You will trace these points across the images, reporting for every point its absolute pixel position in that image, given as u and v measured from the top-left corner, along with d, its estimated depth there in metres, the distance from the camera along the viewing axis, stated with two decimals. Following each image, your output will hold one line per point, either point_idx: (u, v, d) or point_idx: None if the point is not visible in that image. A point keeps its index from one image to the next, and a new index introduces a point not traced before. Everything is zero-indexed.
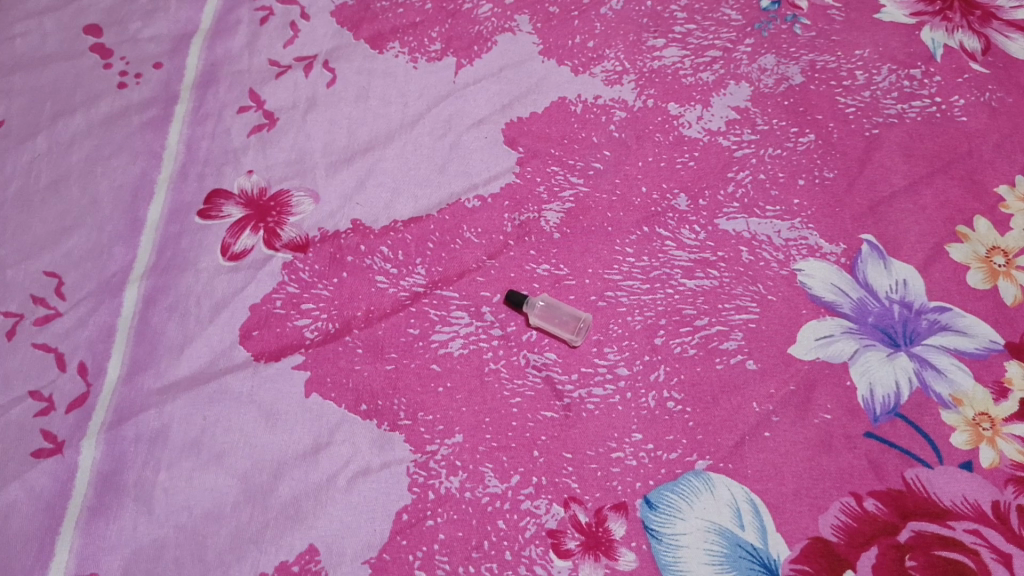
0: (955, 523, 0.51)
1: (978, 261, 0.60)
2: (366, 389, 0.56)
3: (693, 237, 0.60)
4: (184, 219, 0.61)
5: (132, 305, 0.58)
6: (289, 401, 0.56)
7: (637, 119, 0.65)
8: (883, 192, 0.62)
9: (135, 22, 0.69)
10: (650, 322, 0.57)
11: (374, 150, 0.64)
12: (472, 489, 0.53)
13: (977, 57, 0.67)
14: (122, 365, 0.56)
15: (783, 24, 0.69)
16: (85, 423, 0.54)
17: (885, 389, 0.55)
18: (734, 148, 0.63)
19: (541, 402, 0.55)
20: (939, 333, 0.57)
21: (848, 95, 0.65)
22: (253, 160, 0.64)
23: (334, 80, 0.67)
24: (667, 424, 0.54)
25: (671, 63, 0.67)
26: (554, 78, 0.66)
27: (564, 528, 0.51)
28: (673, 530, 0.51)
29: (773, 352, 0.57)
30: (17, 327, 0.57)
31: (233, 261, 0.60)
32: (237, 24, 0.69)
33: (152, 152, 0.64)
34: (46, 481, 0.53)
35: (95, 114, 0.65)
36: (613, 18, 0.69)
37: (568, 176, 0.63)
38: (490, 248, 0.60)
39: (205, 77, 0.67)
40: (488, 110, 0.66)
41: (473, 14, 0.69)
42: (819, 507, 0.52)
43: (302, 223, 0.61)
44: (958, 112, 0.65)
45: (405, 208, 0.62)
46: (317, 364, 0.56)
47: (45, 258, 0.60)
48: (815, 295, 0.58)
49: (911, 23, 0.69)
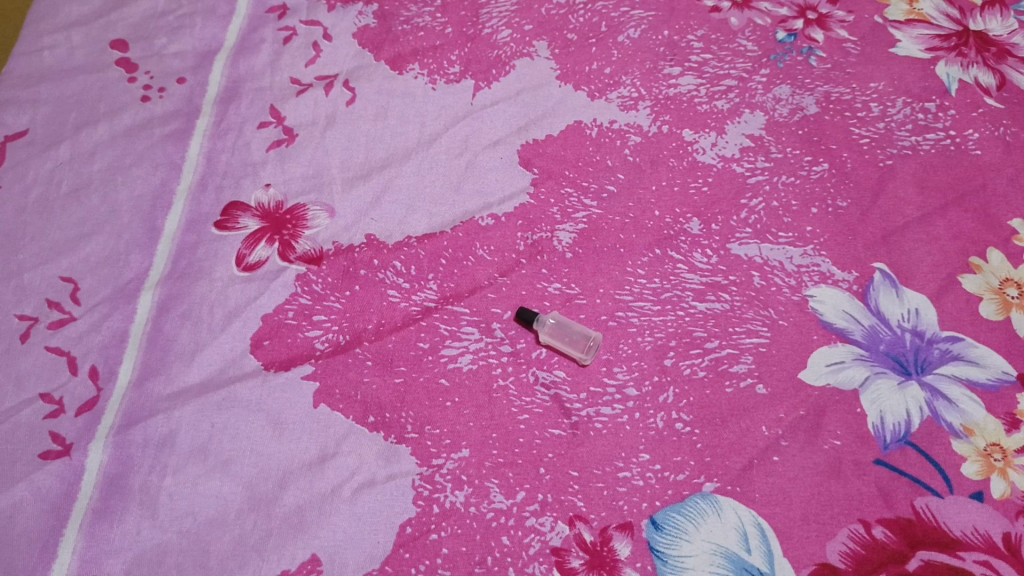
0: (965, 553, 0.51)
1: (992, 292, 0.59)
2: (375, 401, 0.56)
3: (705, 260, 0.60)
4: (202, 229, 0.63)
5: (146, 311, 0.59)
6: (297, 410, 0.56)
7: (651, 144, 0.65)
8: (896, 222, 0.62)
9: (161, 38, 0.71)
10: (660, 343, 0.57)
11: (390, 167, 0.65)
12: (477, 504, 0.52)
13: (992, 92, 0.68)
14: (134, 369, 0.57)
15: (798, 55, 0.70)
16: (94, 426, 0.55)
17: (896, 417, 0.55)
18: (747, 174, 0.64)
19: (548, 420, 0.55)
20: (951, 363, 0.57)
21: (862, 126, 0.66)
22: (271, 174, 0.65)
23: (354, 99, 0.68)
24: (675, 446, 0.54)
25: (687, 91, 0.68)
26: (570, 103, 0.68)
27: (568, 546, 0.51)
28: (679, 551, 0.51)
29: (782, 376, 0.56)
30: (31, 329, 0.58)
31: (247, 271, 0.61)
32: (260, 42, 0.71)
33: (173, 163, 0.65)
34: (52, 483, 0.53)
35: (118, 125, 0.67)
36: (630, 46, 0.71)
37: (582, 199, 0.63)
38: (503, 265, 0.61)
39: (228, 93, 0.69)
40: (504, 131, 0.67)
41: (494, 38, 0.71)
42: (827, 533, 0.51)
43: (317, 236, 0.62)
44: (972, 146, 0.65)
45: (419, 224, 0.63)
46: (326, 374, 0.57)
47: (62, 263, 0.61)
48: (826, 321, 0.58)
49: (926, 58, 0.70)
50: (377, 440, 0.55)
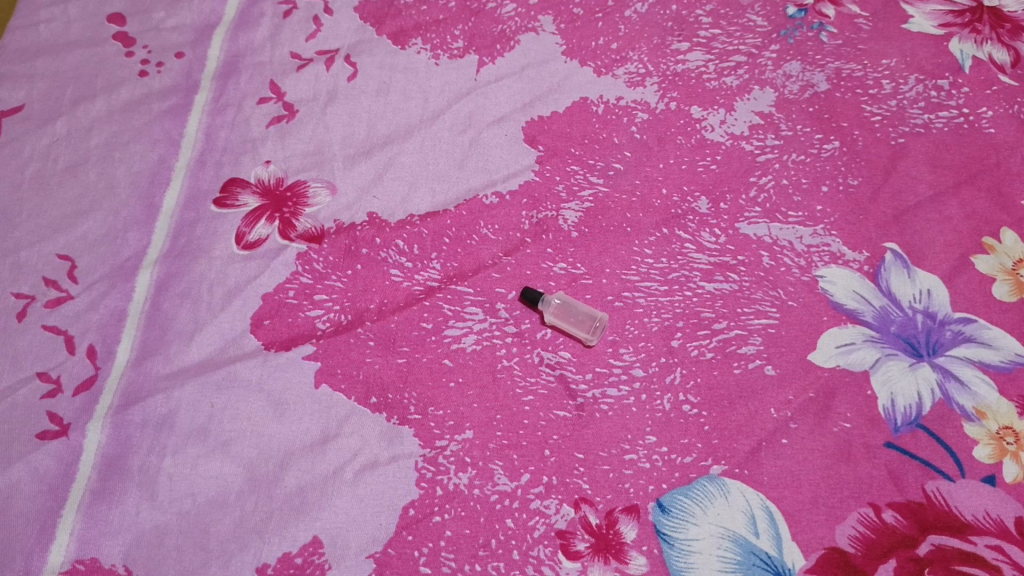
0: (977, 538, 0.50)
1: (1005, 273, 0.58)
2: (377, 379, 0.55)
3: (713, 240, 0.59)
4: (200, 207, 0.61)
5: (143, 290, 0.58)
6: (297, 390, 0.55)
7: (658, 121, 0.64)
8: (908, 201, 0.61)
9: (159, 12, 0.69)
10: (667, 323, 0.56)
11: (392, 144, 0.64)
12: (481, 486, 0.51)
13: (1006, 70, 0.67)
14: (132, 349, 0.56)
15: (809, 31, 0.68)
16: (93, 405, 0.54)
17: (907, 399, 0.54)
18: (757, 152, 0.62)
19: (554, 401, 0.54)
20: (963, 344, 0.56)
21: (873, 104, 0.65)
22: (271, 150, 0.64)
23: (355, 74, 0.67)
24: (682, 428, 0.53)
25: (695, 67, 0.67)
26: (576, 79, 0.66)
27: (573, 529, 0.50)
28: (686, 535, 0.50)
29: (792, 358, 0.55)
30: (28, 308, 0.57)
31: (247, 250, 0.60)
32: (260, 16, 0.70)
33: (171, 139, 0.64)
34: (50, 463, 0.52)
35: (114, 100, 0.65)
36: (637, 21, 0.69)
37: (588, 176, 0.62)
38: (507, 245, 0.60)
39: (227, 68, 0.67)
40: (509, 108, 0.65)
41: (497, 13, 0.69)
42: (837, 517, 0.51)
43: (318, 214, 0.61)
44: (986, 124, 0.64)
45: (422, 202, 0.62)
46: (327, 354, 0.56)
47: (59, 241, 0.60)
48: (836, 302, 0.57)
49: (939, 34, 0.68)
50: (382, 420, 0.54)
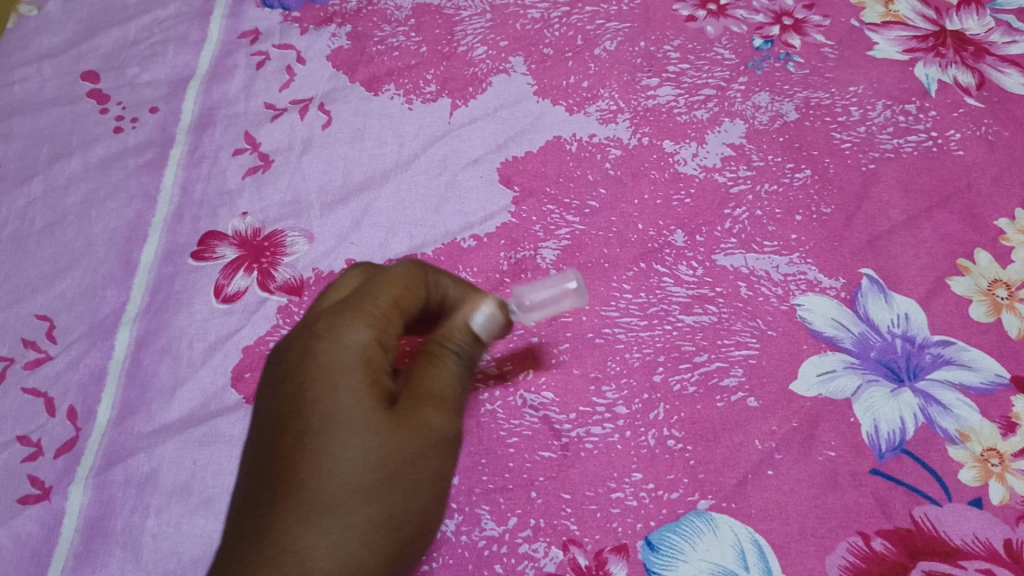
0: (967, 562, 0.50)
1: (981, 294, 0.59)
2: (343, 328, 0.45)
3: (691, 273, 0.60)
4: (178, 261, 0.61)
5: (123, 348, 0.58)
6: (273, 375, 0.45)
7: (632, 157, 0.65)
8: (881, 227, 0.62)
9: (133, 68, 0.70)
10: (649, 359, 0.57)
11: (369, 190, 0.64)
12: (468, 532, 0.51)
13: (971, 92, 0.68)
14: (113, 409, 0.56)
15: (776, 62, 0.70)
16: (74, 467, 0.54)
17: (890, 426, 0.54)
18: (730, 184, 0.63)
19: (538, 442, 0.54)
20: (943, 368, 0.56)
21: (843, 131, 0.66)
22: (248, 201, 0.64)
23: (330, 122, 0.68)
24: (668, 463, 0.53)
25: (665, 102, 0.67)
26: (549, 118, 0.67)
27: (562, 571, 0.50)
28: (676, 572, 0.50)
29: (774, 389, 0.55)
30: (7, 370, 0.57)
31: (226, 303, 0.60)
32: (233, 68, 0.70)
33: (148, 194, 0.64)
34: (32, 528, 0.51)
35: (90, 157, 0.66)
36: (607, 59, 0.70)
37: (564, 215, 0.62)
38: (486, 286, 0.60)
39: (202, 120, 0.68)
40: (483, 149, 0.66)
41: (469, 56, 0.70)
42: (826, 548, 0.50)
43: (297, 263, 0.61)
44: (955, 146, 0.65)
45: (400, 247, 0.62)
46: (298, 330, 0.47)
47: (37, 301, 0.60)
48: (815, 331, 0.57)
49: (904, 60, 0.70)
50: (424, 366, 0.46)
